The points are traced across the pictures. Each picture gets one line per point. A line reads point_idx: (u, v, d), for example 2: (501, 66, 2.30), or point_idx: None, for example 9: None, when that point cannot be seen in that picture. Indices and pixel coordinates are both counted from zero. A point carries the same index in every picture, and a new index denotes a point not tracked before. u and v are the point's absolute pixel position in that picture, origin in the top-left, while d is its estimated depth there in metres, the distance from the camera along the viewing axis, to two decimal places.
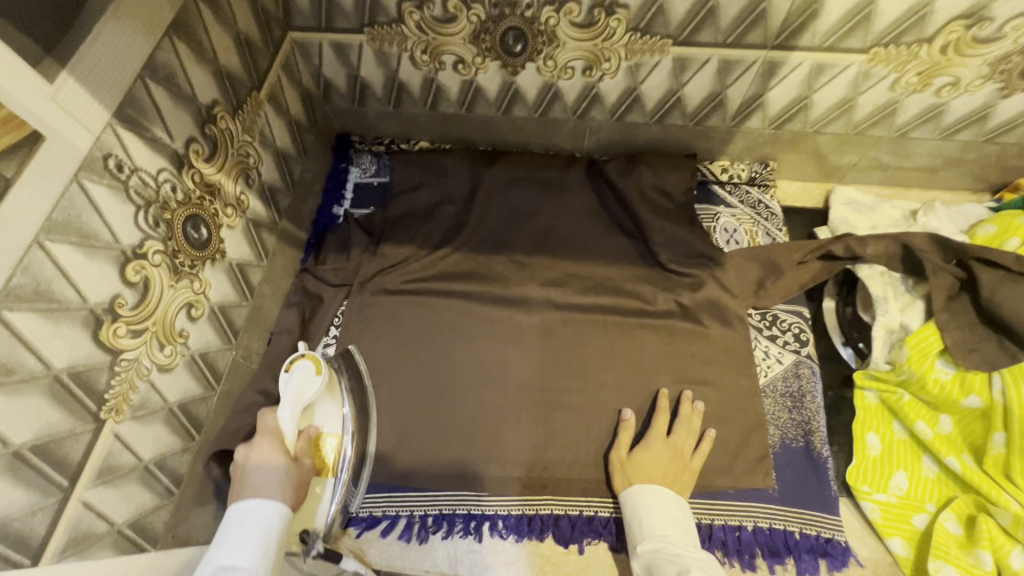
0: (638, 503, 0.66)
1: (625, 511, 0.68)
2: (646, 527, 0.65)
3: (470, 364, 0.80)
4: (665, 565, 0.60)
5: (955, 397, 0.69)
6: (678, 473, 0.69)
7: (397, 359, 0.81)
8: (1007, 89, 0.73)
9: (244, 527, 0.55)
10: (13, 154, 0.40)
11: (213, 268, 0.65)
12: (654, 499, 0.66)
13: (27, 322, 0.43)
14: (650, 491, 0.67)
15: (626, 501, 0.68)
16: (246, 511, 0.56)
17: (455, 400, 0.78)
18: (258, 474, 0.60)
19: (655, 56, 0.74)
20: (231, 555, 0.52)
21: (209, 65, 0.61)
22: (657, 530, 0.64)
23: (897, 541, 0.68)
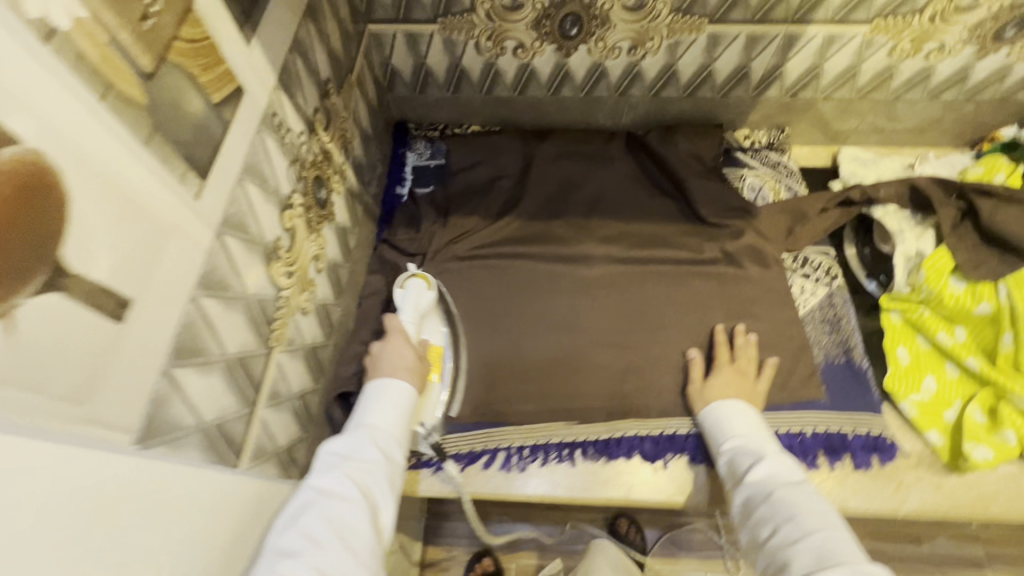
0: (719, 410, 0.75)
1: (705, 419, 0.77)
2: (728, 429, 0.73)
3: (543, 317, 0.89)
4: (741, 453, 0.68)
5: (969, 306, 0.82)
6: (751, 394, 0.78)
7: (476, 316, 0.88)
8: (983, 51, 0.87)
9: (376, 400, 0.64)
10: (230, 103, 0.48)
11: (328, 227, 0.73)
12: (735, 410, 0.74)
13: (235, 248, 0.50)
14: (730, 404, 0.75)
15: (706, 415, 0.76)
16: (384, 387, 0.64)
17: (534, 351, 0.86)
18: (390, 357, 0.69)
19: (692, 34, 0.86)
20: (369, 419, 0.61)
21: (325, 46, 0.69)
22: (737, 430, 0.72)
23: (934, 433, 0.79)
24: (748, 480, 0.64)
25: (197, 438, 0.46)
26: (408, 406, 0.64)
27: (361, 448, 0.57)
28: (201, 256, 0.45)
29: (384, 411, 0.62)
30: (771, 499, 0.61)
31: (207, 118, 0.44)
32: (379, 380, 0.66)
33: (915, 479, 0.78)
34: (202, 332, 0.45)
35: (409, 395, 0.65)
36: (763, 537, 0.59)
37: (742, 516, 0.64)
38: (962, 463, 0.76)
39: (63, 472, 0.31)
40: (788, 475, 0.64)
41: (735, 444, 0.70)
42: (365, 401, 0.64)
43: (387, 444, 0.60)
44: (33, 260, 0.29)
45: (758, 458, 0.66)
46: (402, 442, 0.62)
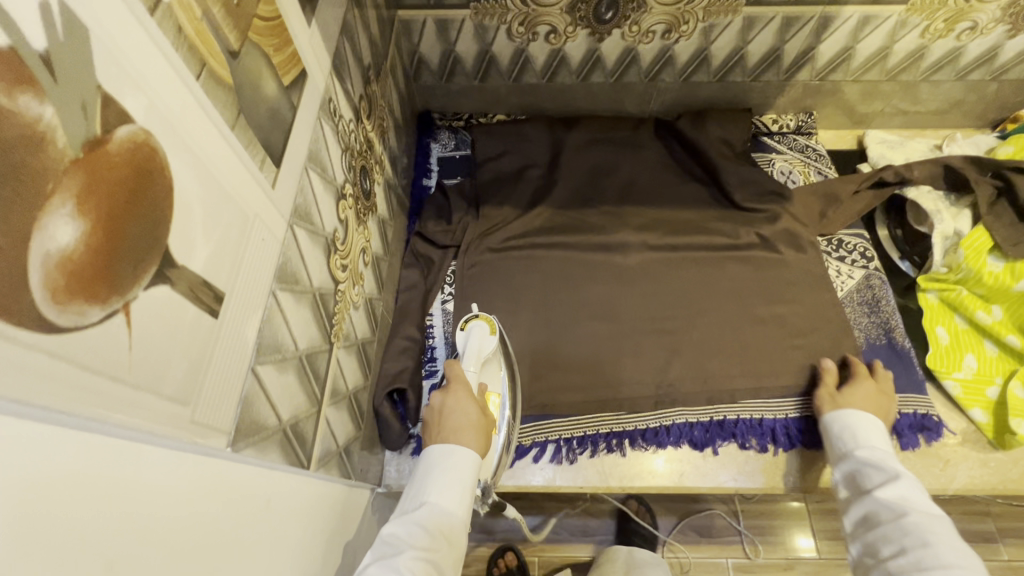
0: (849, 419, 0.72)
1: (830, 425, 0.74)
2: (859, 439, 0.71)
3: (578, 313, 0.87)
4: (871, 469, 0.67)
5: (1007, 284, 0.81)
6: (882, 407, 0.75)
7: (513, 310, 0.87)
8: (1013, 30, 0.88)
9: (435, 471, 0.61)
10: (296, 87, 0.46)
11: (371, 220, 0.71)
12: (870, 428, 0.71)
13: (303, 240, 0.47)
14: (859, 415, 0.72)
15: (833, 420, 0.74)
16: (442, 456, 0.62)
17: (572, 348, 0.84)
18: (454, 415, 0.64)
19: (728, 16, 0.85)
20: (426, 494, 0.60)
21: (366, 31, 0.67)
22: (870, 442, 0.70)
23: (977, 411, 0.80)
24: (876, 496, 0.64)
25: (279, 438, 0.43)
26: (471, 479, 0.62)
27: (419, 535, 0.56)
28: (277, 247, 0.43)
29: (447, 487, 0.60)
30: (902, 521, 0.60)
31: (278, 101, 0.42)
32: (442, 448, 0.62)
33: (961, 457, 0.79)
34: (280, 327, 0.43)
35: (474, 463, 0.62)
36: (885, 555, 0.60)
37: (863, 528, 0.65)
38: (1009, 438, 0.76)
39: (171, 480, 0.29)
40: (924, 502, 0.62)
41: (863, 457, 0.68)
42: (422, 474, 0.62)
43: (447, 526, 0.58)
44: (152, 246, 0.28)
45: (891, 479, 0.64)
46: (461, 519, 0.60)
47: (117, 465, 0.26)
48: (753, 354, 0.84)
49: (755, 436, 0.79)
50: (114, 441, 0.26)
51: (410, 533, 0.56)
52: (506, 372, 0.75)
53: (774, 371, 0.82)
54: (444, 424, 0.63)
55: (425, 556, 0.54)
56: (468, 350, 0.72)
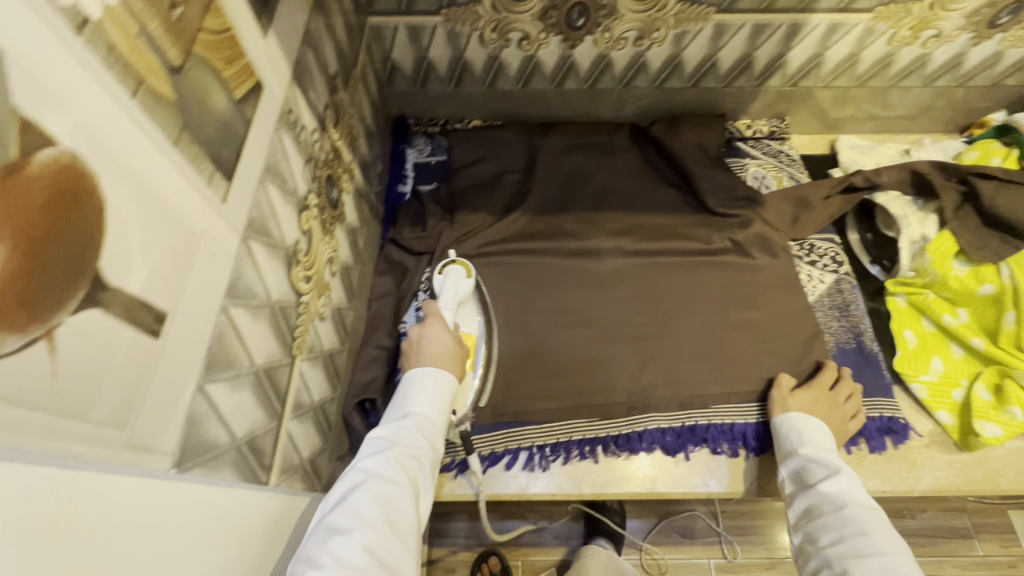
0: (797, 419, 0.74)
1: (779, 425, 0.76)
2: (804, 437, 0.72)
3: (551, 321, 0.87)
4: (816, 464, 0.68)
5: (972, 287, 0.84)
6: (827, 412, 0.75)
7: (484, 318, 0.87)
8: (977, 38, 0.89)
9: (420, 384, 0.63)
10: (251, 99, 0.45)
11: (339, 228, 0.70)
12: (808, 430, 0.72)
13: (260, 253, 0.47)
14: (804, 416, 0.74)
15: (782, 422, 0.76)
16: (422, 375, 0.63)
17: (544, 355, 0.84)
18: (431, 343, 0.67)
19: (698, 24, 0.86)
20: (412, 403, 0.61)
21: (333, 39, 0.66)
22: (815, 439, 0.71)
23: (944, 413, 0.81)
24: (820, 489, 0.65)
25: (231, 456, 0.43)
26: (450, 396, 0.64)
27: (406, 434, 0.57)
28: (228, 263, 0.42)
29: (430, 399, 0.62)
30: (841, 512, 0.62)
31: (230, 116, 0.42)
32: (418, 368, 0.64)
33: (928, 459, 0.80)
34: (232, 344, 0.43)
35: (452, 385, 0.64)
36: (822, 543, 0.62)
37: (803, 519, 0.66)
38: (973, 440, 0.78)
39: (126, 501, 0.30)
40: (862, 496, 0.64)
41: (808, 453, 0.70)
42: (405, 388, 0.64)
43: (431, 432, 0.60)
44: (78, 267, 0.27)
45: (834, 474, 0.66)
46: (442, 429, 0.62)
47: (62, 498, 0.26)
48: (726, 359, 0.85)
49: (726, 441, 0.80)
50: (58, 473, 0.26)
51: (398, 434, 0.57)
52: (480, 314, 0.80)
53: (744, 376, 0.83)
54: (423, 352, 0.66)
55: (413, 453, 0.56)
56: (445, 289, 0.76)
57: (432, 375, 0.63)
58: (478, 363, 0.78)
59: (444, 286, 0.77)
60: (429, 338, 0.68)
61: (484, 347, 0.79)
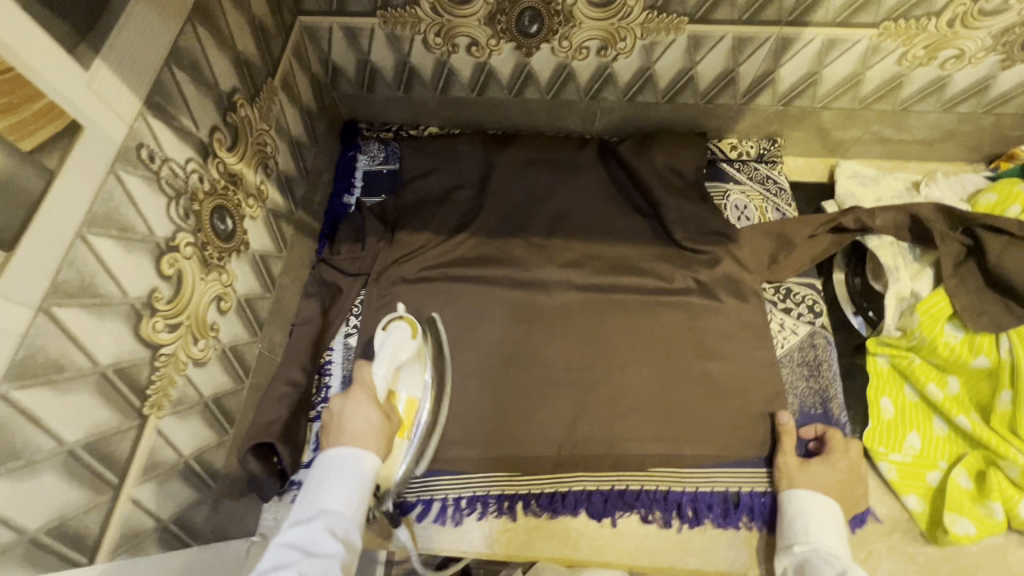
0: (803, 503, 0.67)
1: (784, 508, 0.69)
2: (808, 530, 0.65)
3: (481, 360, 0.80)
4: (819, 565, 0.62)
5: (964, 358, 0.73)
6: (852, 488, 0.70)
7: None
8: (1008, 60, 0.75)
9: (337, 473, 0.57)
10: (55, 146, 0.39)
11: (237, 260, 0.64)
12: (832, 515, 0.66)
13: (74, 318, 0.42)
14: (811, 495, 0.68)
15: (791, 503, 0.69)
16: (341, 459, 0.58)
17: (469, 396, 0.77)
18: (354, 420, 0.61)
19: (670, 34, 0.74)
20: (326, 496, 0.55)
21: (228, 51, 0.59)
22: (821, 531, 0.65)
23: (913, 498, 0.72)
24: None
25: (16, 552, 0.39)
26: (369, 480, 0.58)
27: (314, 540, 0.51)
28: (13, 343, 0.37)
29: (344, 491, 0.56)
30: None
31: (11, 174, 0.36)
32: (339, 451, 0.59)
33: (887, 549, 0.71)
34: (19, 430, 0.38)
35: (372, 467, 0.58)
36: None
37: None
38: (940, 534, 0.69)
39: None
40: None
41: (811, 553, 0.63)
42: (317, 482, 0.57)
43: (346, 531, 0.53)
44: None
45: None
46: (360, 524, 0.55)
47: None
48: (673, 415, 0.77)
49: (658, 510, 0.74)
50: None
51: (307, 541, 0.51)
52: (428, 373, 0.72)
53: (690, 437, 0.75)
54: (342, 429, 0.60)
55: (322, 559, 0.49)
56: (384, 353, 0.68)
57: (351, 461, 0.57)
58: (415, 431, 0.70)
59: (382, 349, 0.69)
60: (351, 415, 0.61)
61: (427, 414, 0.71)
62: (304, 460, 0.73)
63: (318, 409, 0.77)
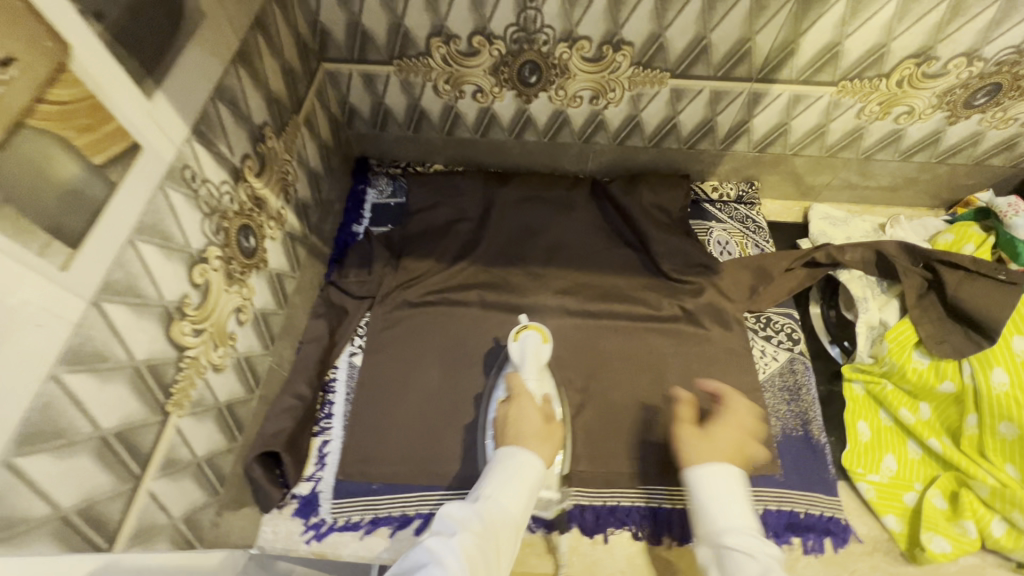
0: (704, 487, 0.61)
1: (695, 496, 0.62)
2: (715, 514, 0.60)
3: (472, 379, 0.83)
4: (741, 561, 0.55)
5: (932, 383, 0.78)
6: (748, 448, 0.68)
7: (403, 374, 0.84)
8: (953, 117, 0.85)
9: (505, 467, 0.59)
10: (119, 162, 0.45)
11: (257, 275, 0.69)
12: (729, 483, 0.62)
13: (118, 315, 0.46)
14: (739, 478, 0.63)
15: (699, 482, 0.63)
16: (509, 454, 0.61)
17: (453, 412, 0.81)
18: (519, 423, 0.65)
19: (654, 87, 0.83)
20: (494, 482, 0.58)
21: (262, 89, 0.67)
22: (719, 523, 0.59)
23: (891, 518, 0.75)
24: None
25: (50, 527, 0.41)
26: (534, 483, 0.60)
27: (474, 524, 0.54)
28: (68, 330, 0.41)
29: (510, 485, 0.58)
30: None
31: (84, 184, 0.41)
32: (511, 447, 0.61)
33: (869, 568, 0.73)
34: (65, 411, 0.42)
35: (537, 470, 0.60)
36: None
37: None
38: (919, 552, 0.72)
39: None
40: None
41: (758, 552, 0.55)
42: (489, 466, 0.61)
43: (504, 523, 0.55)
44: None
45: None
46: (519, 519, 0.57)
47: None
48: (662, 435, 0.80)
49: (648, 526, 0.76)
50: None
51: (468, 520, 0.54)
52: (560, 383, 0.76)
53: (678, 455, 0.78)
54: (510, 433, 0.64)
55: (479, 542, 0.52)
56: (526, 364, 0.72)
57: (521, 457, 0.60)
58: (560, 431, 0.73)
59: (522, 356, 0.73)
60: (513, 417, 0.66)
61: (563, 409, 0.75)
62: (306, 474, 0.77)
63: (321, 424, 0.81)
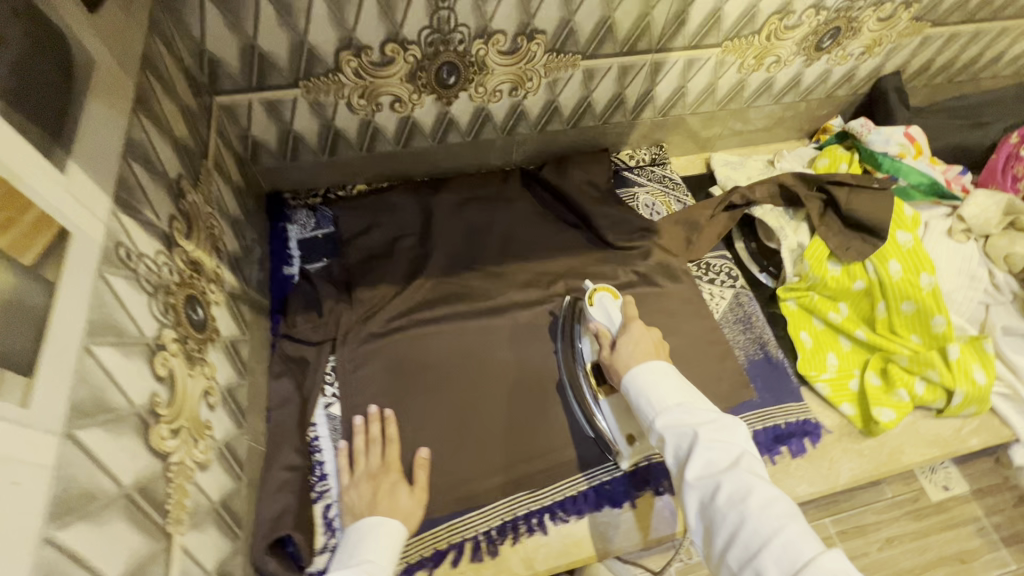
0: (640, 377, 0.66)
1: (627, 389, 0.67)
2: (651, 400, 0.64)
3: (521, 370, 0.84)
4: (678, 435, 0.60)
5: (847, 285, 0.92)
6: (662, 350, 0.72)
7: (451, 390, 0.81)
8: (808, 60, 0.99)
9: (372, 529, 0.66)
10: (50, 258, 0.36)
11: (213, 349, 0.60)
12: (662, 376, 0.66)
13: (95, 440, 0.38)
14: (666, 368, 0.67)
15: (630, 382, 0.67)
16: (372, 522, 0.67)
17: (532, 404, 0.82)
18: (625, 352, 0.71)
19: (567, 70, 0.86)
20: (364, 544, 0.65)
21: (169, 138, 0.57)
22: (666, 403, 0.63)
23: (847, 405, 0.88)
24: (693, 481, 0.57)
25: None
26: (397, 541, 0.67)
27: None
28: (47, 479, 0.33)
29: (381, 545, 0.65)
30: (727, 479, 0.55)
31: (19, 294, 0.33)
32: (370, 520, 0.67)
33: (841, 452, 0.86)
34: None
35: (400, 531, 0.67)
36: (711, 521, 0.55)
37: (689, 495, 0.57)
38: (874, 426, 0.85)
39: None
40: (712, 467, 0.57)
41: (699, 426, 0.59)
42: (355, 536, 0.66)
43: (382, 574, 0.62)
44: None
45: (731, 466, 0.56)
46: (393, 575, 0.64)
47: None
48: None
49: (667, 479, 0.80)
50: None
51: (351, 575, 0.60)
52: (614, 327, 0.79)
53: None
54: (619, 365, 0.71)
55: None
56: (614, 320, 0.79)
57: (384, 524, 0.67)
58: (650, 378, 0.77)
59: (607, 314, 0.80)
60: (623, 342, 0.73)
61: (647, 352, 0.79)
62: (319, 546, 0.70)
63: (318, 489, 0.74)
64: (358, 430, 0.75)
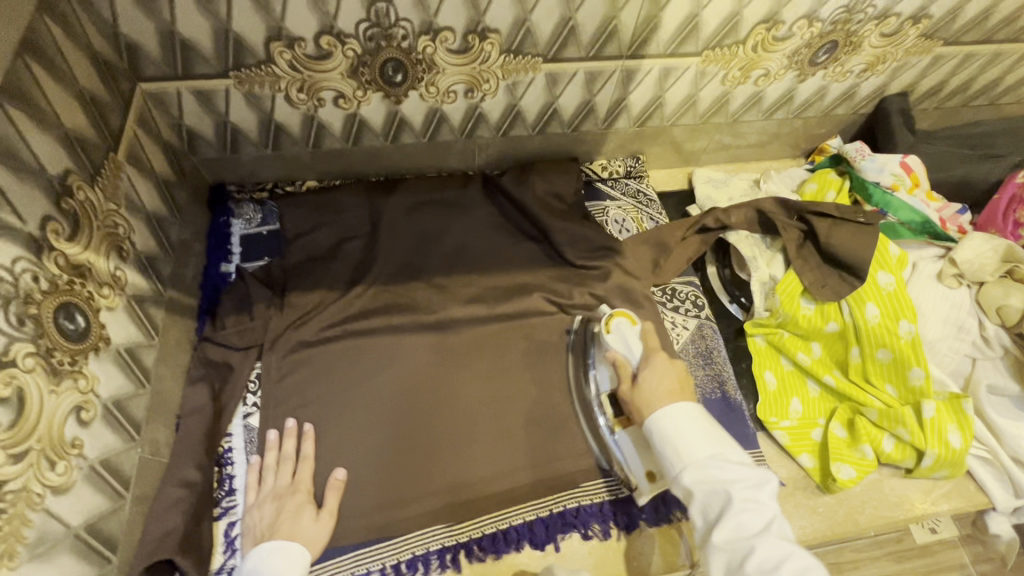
0: (668, 424, 0.59)
1: (651, 433, 0.61)
2: (680, 452, 0.58)
3: (485, 393, 0.80)
4: (710, 493, 0.55)
5: (819, 326, 0.85)
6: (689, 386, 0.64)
7: (396, 408, 0.77)
8: (802, 75, 0.91)
9: (268, 560, 0.62)
10: None
11: (97, 358, 0.57)
12: (695, 423, 0.59)
13: None
14: (699, 412, 0.60)
15: (654, 427, 0.61)
16: (271, 550, 0.63)
17: (516, 420, 0.79)
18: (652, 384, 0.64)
19: (528, 73, 0.80)
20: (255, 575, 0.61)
21: (54, 131, 0.53)
22: (697, 456, 0.57)
23: (805, 456, 0.81)
24: (721, 543, 0.52)
25: None
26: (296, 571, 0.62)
27: None
28: None
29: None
30: (758, 544, 0.51)
31: None
32: (271, 545, 0.63)
33: (794, 507, 0.79)
34: None
35: (301, 560, 0.63)
36: None
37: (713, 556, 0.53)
38: (831, 483, 0.79)
39: None
40: (743, 530, 0.52)
41: (731, 486, 0.54)
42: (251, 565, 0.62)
43: None
44: None
45: (764, 530, 0.52)
46: None
47: None
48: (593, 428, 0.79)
49: (597, 522, 0.75)
50: None
51: None
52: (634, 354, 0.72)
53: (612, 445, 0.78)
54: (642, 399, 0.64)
55: None
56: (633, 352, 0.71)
57: (284, 549, 0.63)
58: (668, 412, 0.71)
59: (625, 344, 0.72)
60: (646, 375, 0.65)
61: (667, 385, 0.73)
62: (215, 566, 0.67)
63: (223, 504, 0.71)
64: (271, 447, 0.72)
